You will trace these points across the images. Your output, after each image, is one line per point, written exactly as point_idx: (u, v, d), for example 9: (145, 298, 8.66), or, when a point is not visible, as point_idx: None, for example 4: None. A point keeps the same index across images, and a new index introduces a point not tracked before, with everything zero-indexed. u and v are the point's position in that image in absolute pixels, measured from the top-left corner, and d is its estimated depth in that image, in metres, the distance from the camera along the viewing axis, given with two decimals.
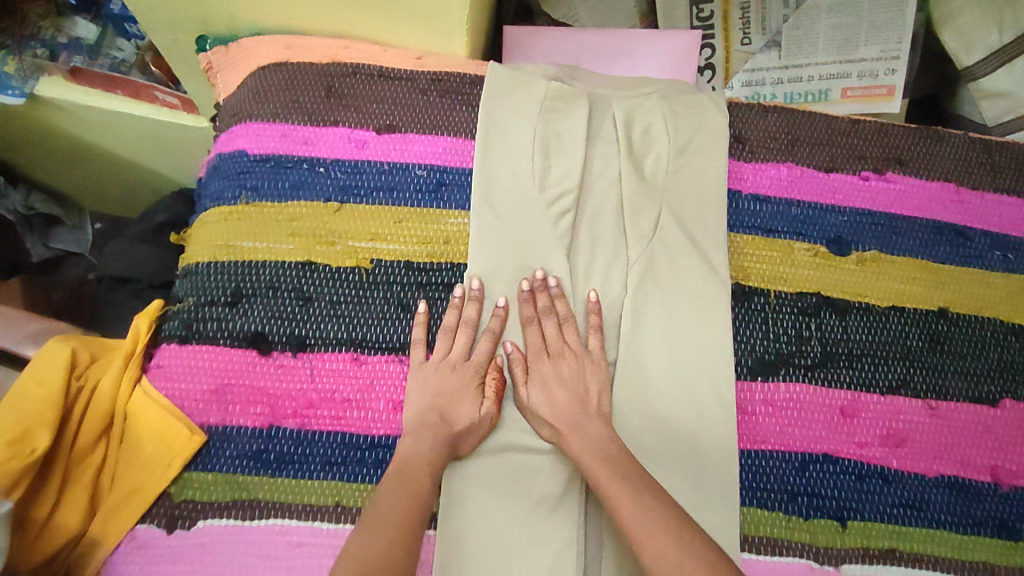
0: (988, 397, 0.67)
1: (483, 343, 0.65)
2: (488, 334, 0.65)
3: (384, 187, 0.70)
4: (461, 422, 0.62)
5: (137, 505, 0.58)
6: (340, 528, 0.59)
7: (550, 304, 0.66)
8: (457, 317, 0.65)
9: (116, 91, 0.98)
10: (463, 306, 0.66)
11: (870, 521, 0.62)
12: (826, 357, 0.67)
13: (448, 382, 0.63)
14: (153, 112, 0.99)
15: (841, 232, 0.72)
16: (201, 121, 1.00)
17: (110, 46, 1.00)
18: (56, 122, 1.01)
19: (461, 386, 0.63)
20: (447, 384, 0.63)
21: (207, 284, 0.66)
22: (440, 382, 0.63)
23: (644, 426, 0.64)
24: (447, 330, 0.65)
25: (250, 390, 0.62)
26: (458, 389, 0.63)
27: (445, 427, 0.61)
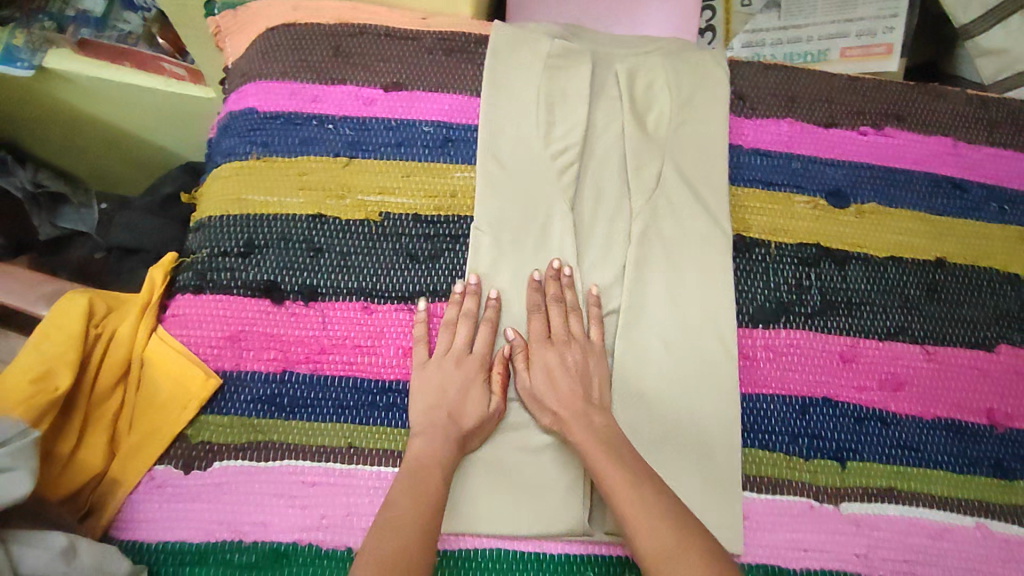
0: (984, 343, 0.69)
1: (483, 333, 0.65)
2: (488, 324, 0.65)
3: (392, 143, 0.72)
4: (469, 419, 0.61)
5: (156, 446, 0.60)
6: (353, 468, 0.60)
7: (558, 293, 0.66)
8: (457, 310, 0.65)
9: (123, 62, 0.99)
10: (463, 300, 0.65)
11: (868, 462, 0.64)
12: (826, 306, 0.69)
13: (451, 377, 0.62)
14: (162, 83, 0.99)
15: (840, 185, 0.74)
16: (209, 92, 1.00)
17: (118, 19, 1.01)
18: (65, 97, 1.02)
19: (466, 379, 0.63)
20: (452, 377, 0.62)
21: (220, 236, 0.67)
22: (442, 377, 0.62)
23: (652, 389, 0.65)
24: (448, 324, 0.64)
25: (264, 337, 0.64)
26: (462, 384, 0.62)
27: (454, 427, 0.60)
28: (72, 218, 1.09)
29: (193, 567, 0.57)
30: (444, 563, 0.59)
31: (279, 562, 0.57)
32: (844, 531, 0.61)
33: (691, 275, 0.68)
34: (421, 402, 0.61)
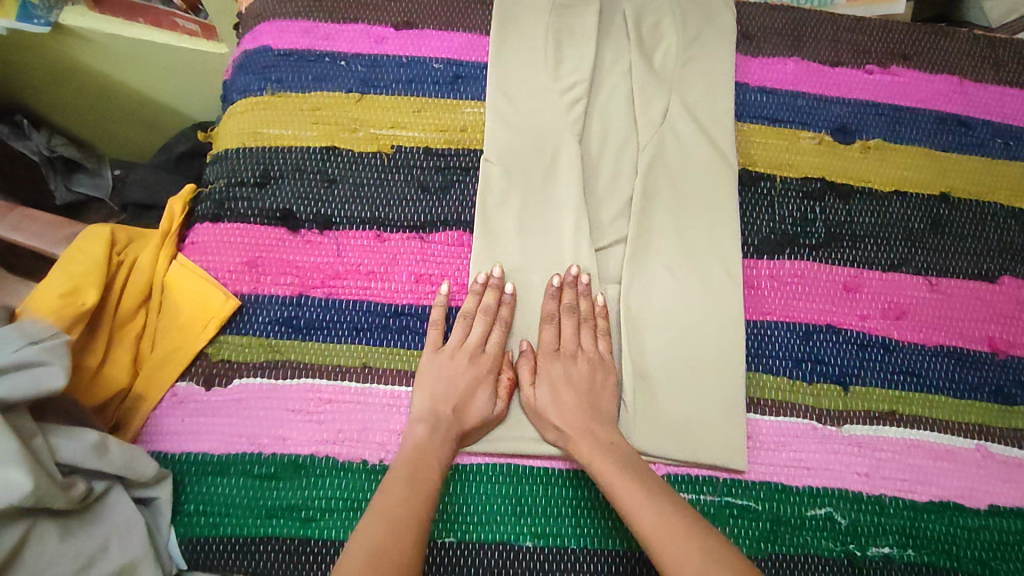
0: (987, 274, 0.70)
1: (497, 335, 0.64)
2: (502, 325, 0.64)
3: (403, 79, 0.73)
4: (470, 417, 0.60)
5: (177, 363, 0.62)
6: (367, 386, 0.62)
7: (572, 302, 0.65)
8: (477, 304, 0.64)
9: (138, 18, 0.96)
10: (483, 293, 0.64)
11: (871, 387, 0.65)
12: (830, 238, 0.70)
13: (462, 373, 0.61)
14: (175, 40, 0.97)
15: (845, 121, 0.75)
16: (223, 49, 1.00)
17: None
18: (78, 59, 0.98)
19: (474, 378, 0.62)
20: (461, 374, 0.61)
21: (237, 166, 0.69)
22: (452, 371, 0.61)
23: (669, 345, 0.65)
24: (465, 315, 0.64)
25: (280, 262, 0.66)
26: (471, 382, 0.61)
27: (457, 422, 0.59)
28: (87, 184, 1.07)
29: (215, 476, 0.59)
30: (455, 477, 0.60)
31: (298, 473, 0.59)
32: (846, 452, 0.63)
33: (697, 207, 0.69)
34: (427, 390, 0.60)
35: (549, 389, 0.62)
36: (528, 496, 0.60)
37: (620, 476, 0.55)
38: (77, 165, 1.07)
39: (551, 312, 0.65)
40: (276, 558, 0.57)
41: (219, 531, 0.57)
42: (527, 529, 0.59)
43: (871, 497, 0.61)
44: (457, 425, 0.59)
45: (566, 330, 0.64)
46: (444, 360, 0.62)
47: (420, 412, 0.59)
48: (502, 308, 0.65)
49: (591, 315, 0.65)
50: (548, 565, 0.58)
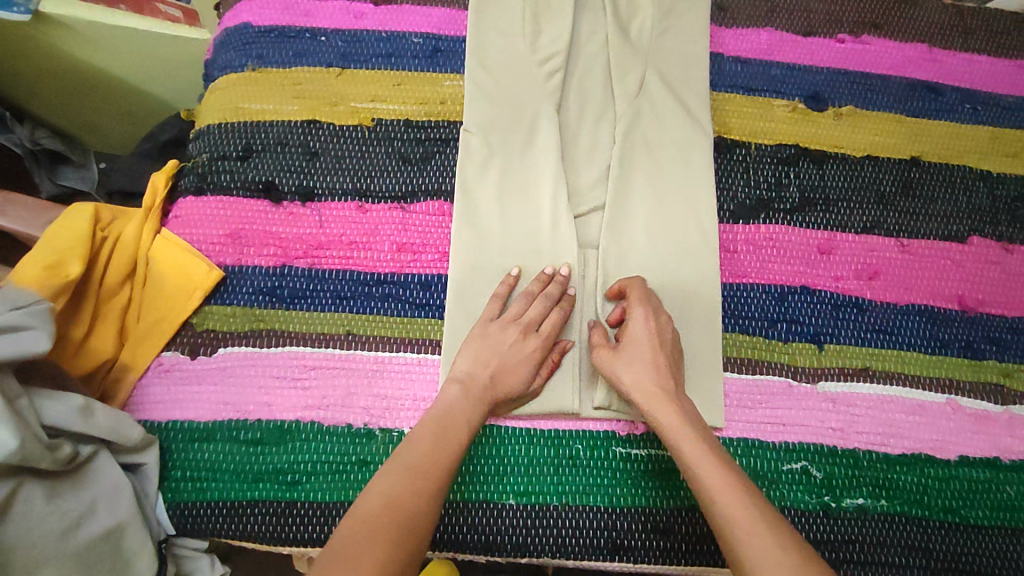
0: (957, 235, 0.71)
1: (556, 319, 0.63)
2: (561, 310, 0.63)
3: (382, 53, 0.74)
4: (505, 387, 0.59)
5: (163, 333, 0.63)
6: (351, 353, 0.63)
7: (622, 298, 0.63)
8: (541, 287, 0.64)
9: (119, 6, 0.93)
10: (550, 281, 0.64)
11: (845, 344, 0.67)
12: (804, 202, 0.71)
13: (511, 346, 0.60)
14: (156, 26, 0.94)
15: (818, 89, 0.76)
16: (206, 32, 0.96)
17: None
18: (53, 49, 0.94)
19: (524, 354, 0.60)
20: (512, 349, 0.60)
21: (219, 141, 0.70)
22: (499, 340, 0.61)
23: None
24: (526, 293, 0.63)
25: (263, 234, 0.66)
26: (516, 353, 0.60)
27: (490, 389, 0.59)
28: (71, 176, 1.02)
29: (202, 442, 0.60)
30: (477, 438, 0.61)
31: (284, 438, 0.60)
32: (821, 407, 0.64)
33: (673, 174, 0.71)
34: (470, 353, 0.60)
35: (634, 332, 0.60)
36: (511, 456, 0.61)
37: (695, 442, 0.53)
38: (61, 159, 1.07)
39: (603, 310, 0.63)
40: (263, 520, 0.58)
41: (206, 496, 0.58)
42: (509, 488, 0.60)
43: (845, 451, 0.63)
44: (491, 393, 0.59)
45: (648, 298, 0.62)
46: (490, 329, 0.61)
47: (458, 373, 0.59)
48: (550, 285, 0.64)
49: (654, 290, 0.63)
50: (530, 522, 0.59)
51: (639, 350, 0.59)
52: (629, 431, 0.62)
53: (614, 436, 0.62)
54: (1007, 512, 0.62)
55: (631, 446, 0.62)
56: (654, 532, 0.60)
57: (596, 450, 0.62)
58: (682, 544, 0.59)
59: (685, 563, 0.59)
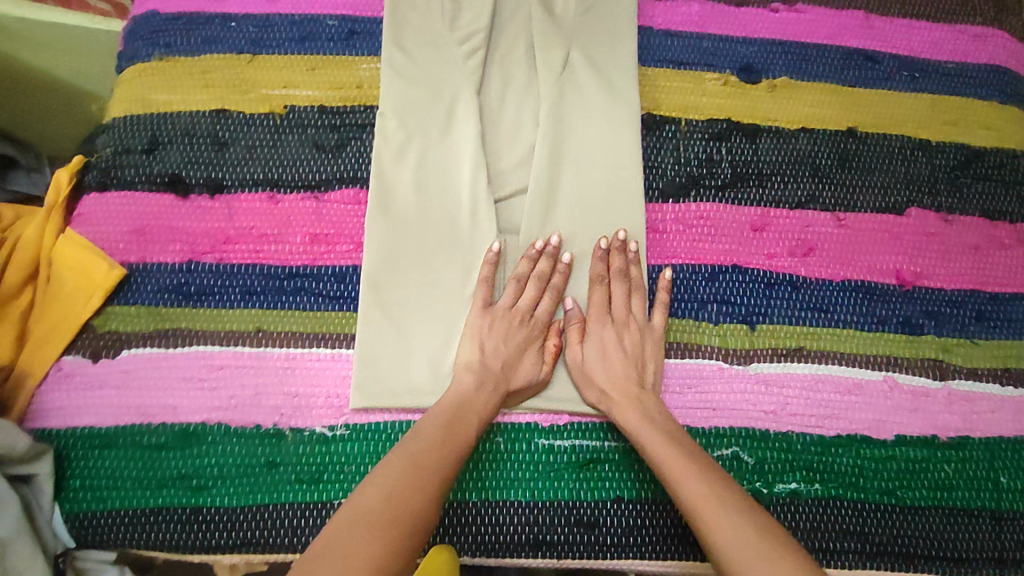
0: (895, 206, 0.69)
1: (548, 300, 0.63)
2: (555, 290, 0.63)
3: (296, 38, 0.71)
4: (518, 377, 0.59)
5: (62, 337, 0.59)
6: (261, 350, 0.60)
7: (623, 267, 0.64)
8: (531, 269, 0.63)
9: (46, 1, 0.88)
10: (539, 259, 0.63)
11: (778, 324, 0.64)
12: (736, 178, 0.69)
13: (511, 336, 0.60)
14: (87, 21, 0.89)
15: (751, 61, 0.73)
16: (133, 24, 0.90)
17: None
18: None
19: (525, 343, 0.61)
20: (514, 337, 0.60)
21: (124, 133, 0.67)
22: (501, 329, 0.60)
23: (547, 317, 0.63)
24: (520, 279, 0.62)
25: (169, 229, 0.64)
26: (517, 346, 0.60)
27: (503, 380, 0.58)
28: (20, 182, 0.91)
29: (103, 449, 0.57)
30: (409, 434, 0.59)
31: (189, 441, 0.57)
32: (751, 390, 0.62)
33: (599, 155, 0.68)
34: (474, 343, 0.60)
35: (588, 356, 0.61)
36: None
37: (673, 452, 0.53)
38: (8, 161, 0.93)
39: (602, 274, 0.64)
40: (168, 528, 0.55)
41: (107, 505, 0.56)
42: None
43: (778, 434, 0.61)
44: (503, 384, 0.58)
45: (617, 295, 0.63)
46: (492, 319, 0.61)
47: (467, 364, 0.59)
48: (540, 262, 0.63)
49: (639, 281, 0.64)
50: (449, 520, 0.57)
51: (604, 353, 0.61)
52: (551, 422, 0.60)
53: (537, 427, 0.60)
54: (946, 492, 0.60)
55: (555, 437, 0.60)
56: (579, 525, 0.57)
57: (517, 443, 0.59)
58: (608, 538, 0.57)
59: (610, 557, 0.57)
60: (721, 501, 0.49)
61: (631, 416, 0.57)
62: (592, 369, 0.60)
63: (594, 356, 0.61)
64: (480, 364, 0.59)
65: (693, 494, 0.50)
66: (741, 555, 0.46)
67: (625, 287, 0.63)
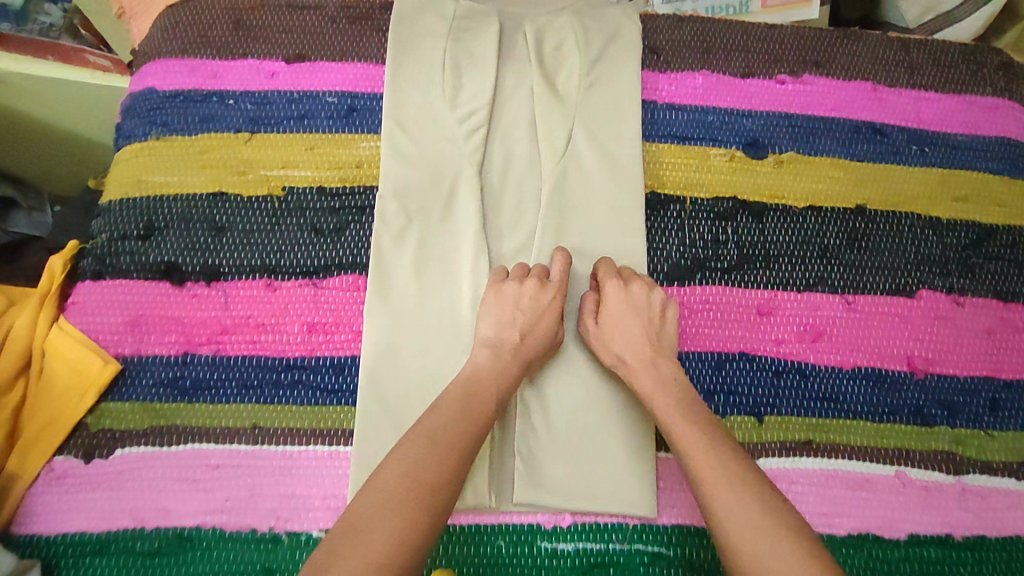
0: (906, 289, 0.67)
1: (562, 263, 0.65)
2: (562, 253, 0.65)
3: (295, 115, 0.70)
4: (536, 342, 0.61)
5: (54, 436, 0.58)
6: (257, 449, 0.59)
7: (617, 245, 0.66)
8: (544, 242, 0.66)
9: (47, 57, 0.89)
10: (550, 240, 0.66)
11: (786, 416, 0.63)
12: (743, 259, 0.68)
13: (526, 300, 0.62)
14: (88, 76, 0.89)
15: (757, 136, 0.72)
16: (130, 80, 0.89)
17: (36, 11, 0.90)
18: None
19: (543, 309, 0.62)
20: (529, 308, 0.62)
21: (119, 219, 0.65)
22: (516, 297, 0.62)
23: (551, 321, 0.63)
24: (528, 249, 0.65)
25: (165, 319, 0.62)
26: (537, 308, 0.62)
27: (521, 346, 0.60)
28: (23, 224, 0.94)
29: (93, 556, 0.55)
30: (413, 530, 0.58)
31: (182, 546, 0.56)
32: None
33: (602, 231, 0.68)
34: (491, 318, 0.61)
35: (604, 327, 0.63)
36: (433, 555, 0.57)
37: (690, 432, 0.55)
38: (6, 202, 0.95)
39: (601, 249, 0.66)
40: None
41: None
42: None
43: None
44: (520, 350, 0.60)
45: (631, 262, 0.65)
46: (507, 289, 0.63)
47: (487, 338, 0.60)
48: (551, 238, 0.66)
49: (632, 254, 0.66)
50: None
51: (621, 315, 0.62)
52: (554, 523, 0.59)
53: (539, 530, 0.58)
54: None
55: (557, 540, 0.58)
56: None
57: (519, 547, 0.58)
58: None
59: None
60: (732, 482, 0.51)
61: (646, 386, 0.59)
62: (608, 339, 0.63)
63: (612, 323, 0.63)
64: (496, 337, 0.60)
65: (702, 470, 0.53)
66: (740, 526, 0.49)
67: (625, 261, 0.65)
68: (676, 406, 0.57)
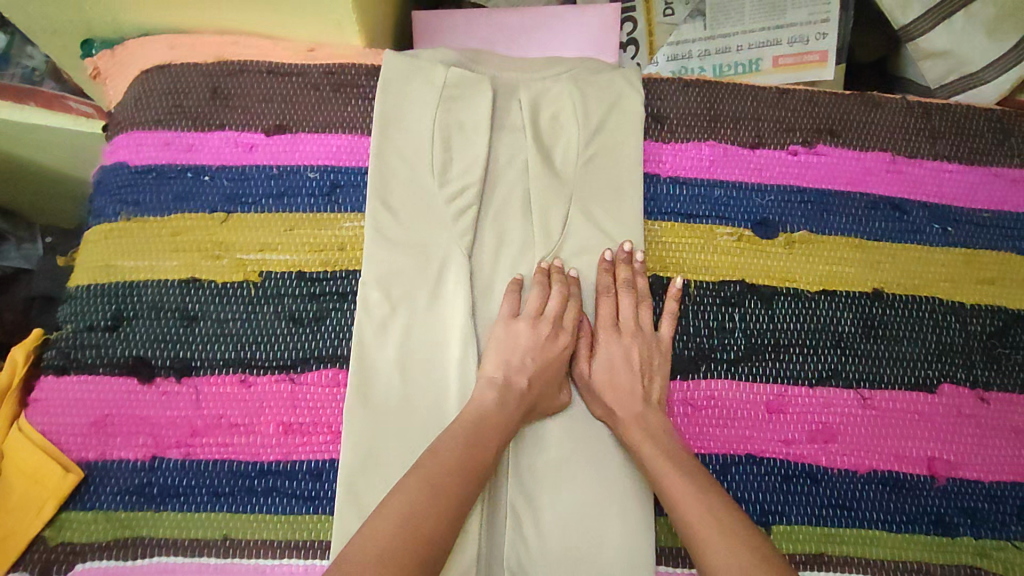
0: (926, 383, 0.63)
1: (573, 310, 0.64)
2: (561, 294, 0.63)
3: (275, 193, 0.66)
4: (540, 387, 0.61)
5: (10, 550, 0.55)
6: (228, 563, 0.56)
7: (628, 278, 0.64)
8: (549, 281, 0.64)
9: (26, 101, 0.85)
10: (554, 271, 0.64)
11: (797, 526, 0.59)
12: (751, 350, 0.63)
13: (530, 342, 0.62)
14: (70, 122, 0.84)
15: (766, 213, 0.68)
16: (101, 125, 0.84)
17: (20, 56, 0.90)
18: None
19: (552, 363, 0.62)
20: (537, 356, 0.61)
21: (87, 308, 0.62)
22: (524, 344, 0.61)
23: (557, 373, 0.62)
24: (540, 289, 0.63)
25: (132, 420, 0.58)
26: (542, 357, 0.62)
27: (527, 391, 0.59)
28: (13, 256, 0.95)
29: None
30: None
31: None
32: None
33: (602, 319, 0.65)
34: (500, 355, 0.61)
35: (596, 371, 0.63)
36: None
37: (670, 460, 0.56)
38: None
39: (607, 287, 0.65)
40: None
41: None
42: None
43: None
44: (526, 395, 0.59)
45: (624, 306, 0.64)
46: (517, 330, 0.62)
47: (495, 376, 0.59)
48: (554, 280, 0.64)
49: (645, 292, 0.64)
50: None
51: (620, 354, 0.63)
52: None
53: None
54: None
55: None
56: None
57: None
58: None
59: None
60: (721, 526, 0.52)
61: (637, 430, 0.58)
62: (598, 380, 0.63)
63: (603, 370, 0.63)
64: (503, 380, 0.59)
65: (680, 489, 0.54)
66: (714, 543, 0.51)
67: (631, 298, 0.64)
68: (660, 450, 0.57)
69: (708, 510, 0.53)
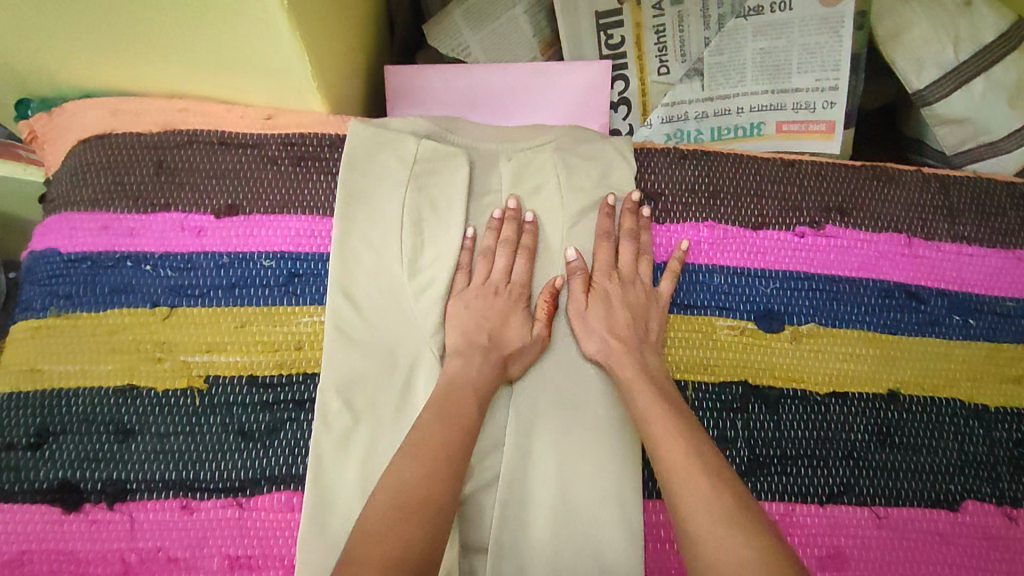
0: (947, 500, 0.57)
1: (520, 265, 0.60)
2: (525, 251, 0.60)
3: (224, 284, 0.59)
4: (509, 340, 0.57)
5: None
6: None
7: (632, 228, 0.62)
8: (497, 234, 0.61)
9: None
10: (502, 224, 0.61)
11: None
12: (754, 463, 0.57)
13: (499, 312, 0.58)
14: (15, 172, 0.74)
15: (772, 304, 0.61)
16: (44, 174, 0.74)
17: None
18: None
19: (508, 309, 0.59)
20: (493, 307, 0.58)
21: (7, 423, 0.55)
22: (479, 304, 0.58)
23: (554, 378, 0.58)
24: (486, 251, 0.60)
25: (56, 556, 0.52)
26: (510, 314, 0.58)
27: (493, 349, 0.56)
28: None
29: None
30: None
31: None
32: None
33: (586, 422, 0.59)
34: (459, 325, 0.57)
35: (594, 319, 0.59)
36: None
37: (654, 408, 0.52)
38: None
39: (609, 231, 0.62)
40: None
41: None
42: None
43: None
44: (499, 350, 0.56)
45: (625, 254, 0.61)
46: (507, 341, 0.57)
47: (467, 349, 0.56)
48: (505, 225, 0.61)
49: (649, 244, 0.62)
50: None
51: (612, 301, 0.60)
52: None
53: None
54: None
55: None
56: None
57: None
58: None
59: None
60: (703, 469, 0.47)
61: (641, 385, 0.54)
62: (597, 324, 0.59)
63: (602, 315, 0.59)
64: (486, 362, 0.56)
65: (658, 432, 0.51)
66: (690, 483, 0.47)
67: (633, 248, 0.61)
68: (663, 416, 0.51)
69: (692, 455, 0.48)
